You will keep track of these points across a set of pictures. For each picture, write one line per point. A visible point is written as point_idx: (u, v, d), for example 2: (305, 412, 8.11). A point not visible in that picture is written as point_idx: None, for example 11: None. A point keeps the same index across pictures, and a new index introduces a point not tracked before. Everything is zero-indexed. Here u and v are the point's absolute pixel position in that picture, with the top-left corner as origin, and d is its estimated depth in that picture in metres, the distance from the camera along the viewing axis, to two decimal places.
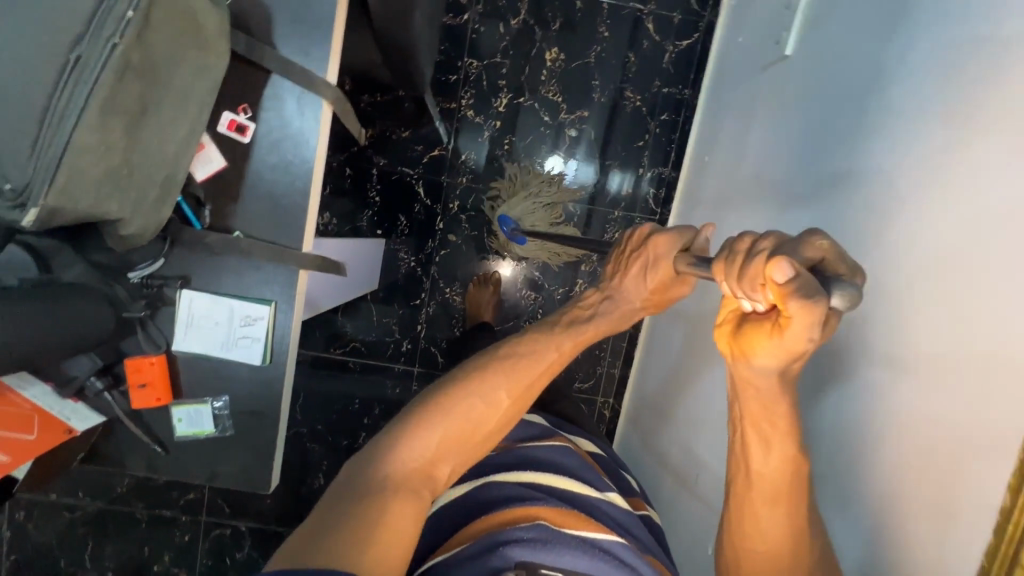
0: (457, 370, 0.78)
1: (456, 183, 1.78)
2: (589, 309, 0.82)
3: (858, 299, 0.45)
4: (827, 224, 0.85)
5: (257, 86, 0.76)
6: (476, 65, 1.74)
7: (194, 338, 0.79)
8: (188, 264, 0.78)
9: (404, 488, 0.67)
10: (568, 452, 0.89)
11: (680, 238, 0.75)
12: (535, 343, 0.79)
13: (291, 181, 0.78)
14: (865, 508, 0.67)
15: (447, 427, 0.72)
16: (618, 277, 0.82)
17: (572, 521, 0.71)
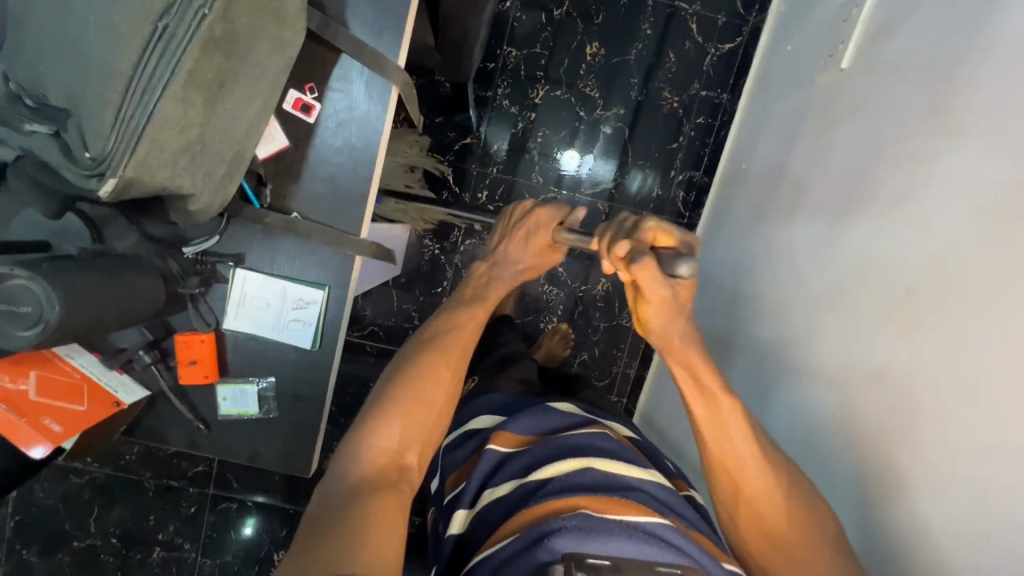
0: (398, 360, 0.83)
1: (485, 172, 1.77)
2: (483, 278, 0.92)
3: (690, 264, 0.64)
4: (884, 255, 0.92)
5: (327, 66, 0.75)
6: (515, 54, 1.71)
7: (245, 318, 0.78)
8: (244, 243, 0.77)
9: (376, 485, 0.70)
10: (606, 434, 0.86)
11: (558, 211, 0.88)
12: (456, 317, 0.87)
13: (353, 166, 0.77)
14: (911, 519, 0.76)
15: (402, 415, 0.76)
16: (502, 244, 0.93)
17: (616, 507, 0.70)
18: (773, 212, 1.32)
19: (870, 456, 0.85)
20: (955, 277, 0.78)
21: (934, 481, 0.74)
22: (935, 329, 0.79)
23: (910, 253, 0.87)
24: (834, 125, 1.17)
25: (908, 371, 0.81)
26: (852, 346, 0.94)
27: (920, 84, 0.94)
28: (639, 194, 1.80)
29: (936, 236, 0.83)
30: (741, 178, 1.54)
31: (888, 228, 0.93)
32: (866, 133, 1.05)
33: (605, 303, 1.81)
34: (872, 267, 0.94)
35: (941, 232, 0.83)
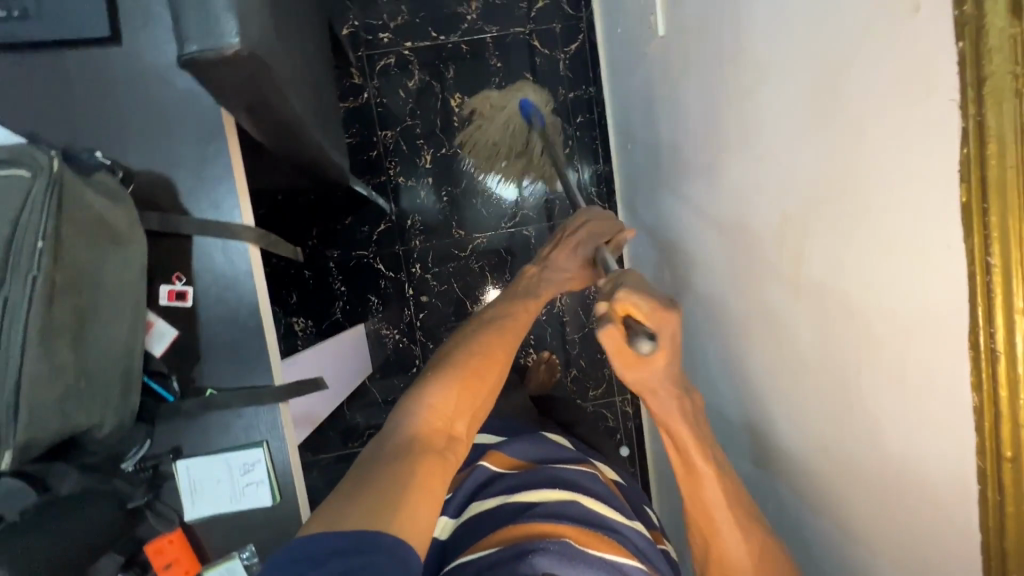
0: (454, 338, 0.91)
1: (411, 247, 1.83)
2: (535, 276, 1.06)
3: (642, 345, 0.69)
4: (749, 173, 0.95)
5: (184, 252, 0.80)
6: (391, 134, 1.79)
7: (202, 501, 0.80)
8: (176, 435, 0.81)
9: (427, 448, 0.72)
10: (593, 475, 0.91)
11: (603, 229, 1.11)
12: (511, 304, 0.98)
13: (243, 325, 0.81)
14: (889, 455, 0.71)
15: (458, 385, 0.81)
16: (555, 251, 1.08)
17: (596, 542, 0.74)
18: (665, 191, 1.37)
19: (818, 373, 0.83)
20: (808, 216, 0.79)
21: (880, 381, 0.70)
22: (808, 230, 0.80)
23: (776, 179, 0.87)
24: (674, 97, 1.23)
25: (810, 312, 0.82)
26: (765, 303, 0.94)
27: (707, 18, 1.03)
28: (557, 206, 1.85)
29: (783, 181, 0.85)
30: (634, 161, 1.59)
31: (743, 179, 0.97)
32: (697, 80, 1.11)
33: (570, 316, 1.83)
34: (746, 224, 0.97)
35: (784, 173, 0.84)
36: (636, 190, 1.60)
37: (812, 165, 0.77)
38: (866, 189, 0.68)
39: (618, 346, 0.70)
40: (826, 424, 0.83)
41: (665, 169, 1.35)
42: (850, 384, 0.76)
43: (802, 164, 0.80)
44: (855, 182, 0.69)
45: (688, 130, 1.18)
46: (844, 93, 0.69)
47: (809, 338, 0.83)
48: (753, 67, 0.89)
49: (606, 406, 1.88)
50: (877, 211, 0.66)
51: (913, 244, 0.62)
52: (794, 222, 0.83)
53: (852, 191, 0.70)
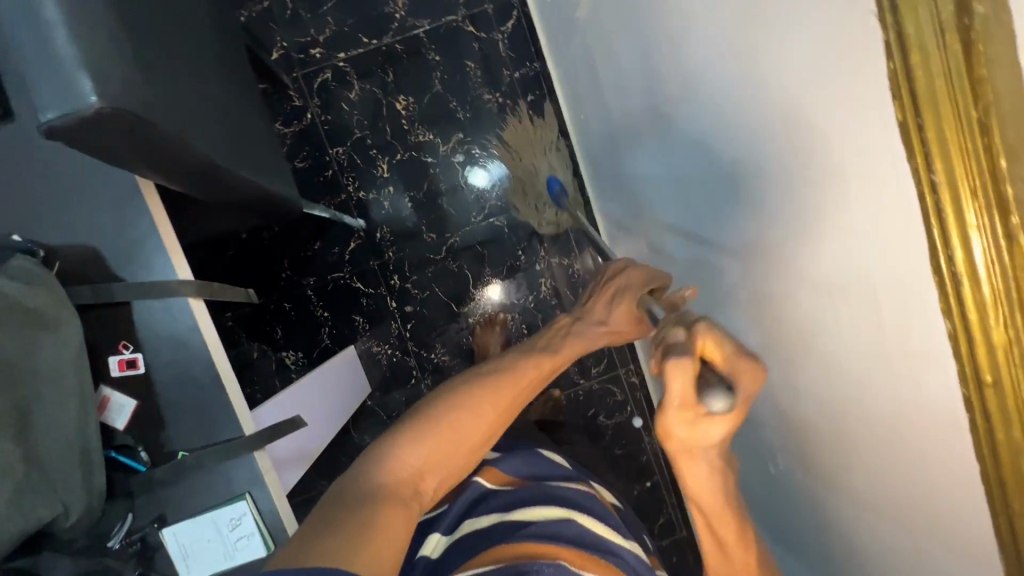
0: (451, 384, 0.91)
1: (385, 261, 1.80)
2: (562, 330, 1.02)
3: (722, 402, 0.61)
4: (699, 130, 0.89)
5: (125, 320, 0.77)
6: (343, 150, 1.75)
7: (196, 564, 0.79)
8: (157, 503, 0.79)
9: (394, 497, 0.75)
10: (590, 494, 0.99)
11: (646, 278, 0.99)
12: (524, 358, 0.95)
13: (201, 382, 0.79)
14: (882, 395, 0.67)
15: (436, 440, 0.83)
16: (591, 303, 1.04)
17: (590, 565, 0.80)
18: (631, 176, 1.31)
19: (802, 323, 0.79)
20: (771, 178, 0.74)
21: (862, 327, 0.67)
22: (768, 192, 0.75)
23: (727, 140, 0.82)
24: (618, 77, 1.18)
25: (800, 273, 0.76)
26: (752, 273, 0.88)
27: None
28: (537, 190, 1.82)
29: (738, 147, 0.79)
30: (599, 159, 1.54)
31: (699, 149, 0.91)
32: (634, 39, 1.04)
33: (557, 298, 1.85)
34: (715, 199, 0.92)
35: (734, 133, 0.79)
36: (604, 178, 1.55)
37: (764, 123, 0.72)
38: (818, 137, 0.62)
39: (682, 394, 0.61)
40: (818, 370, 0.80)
41: (625, 152, 1.30)
42: (852, 345, 0.70)
43: (751, 121, 0.74)
44: (803, 131, 0.64)
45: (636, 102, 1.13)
46: (782, 38, 0.63)
47: (805, 306, 0.77)
48: (685, 16, 0.82)
49: (611, 380, 1.89)
50: (828, 166, 0.62)
51: (874, 195, 0.57)
52: (757, 185, 0.78)
53: (805, 144, 0.65)
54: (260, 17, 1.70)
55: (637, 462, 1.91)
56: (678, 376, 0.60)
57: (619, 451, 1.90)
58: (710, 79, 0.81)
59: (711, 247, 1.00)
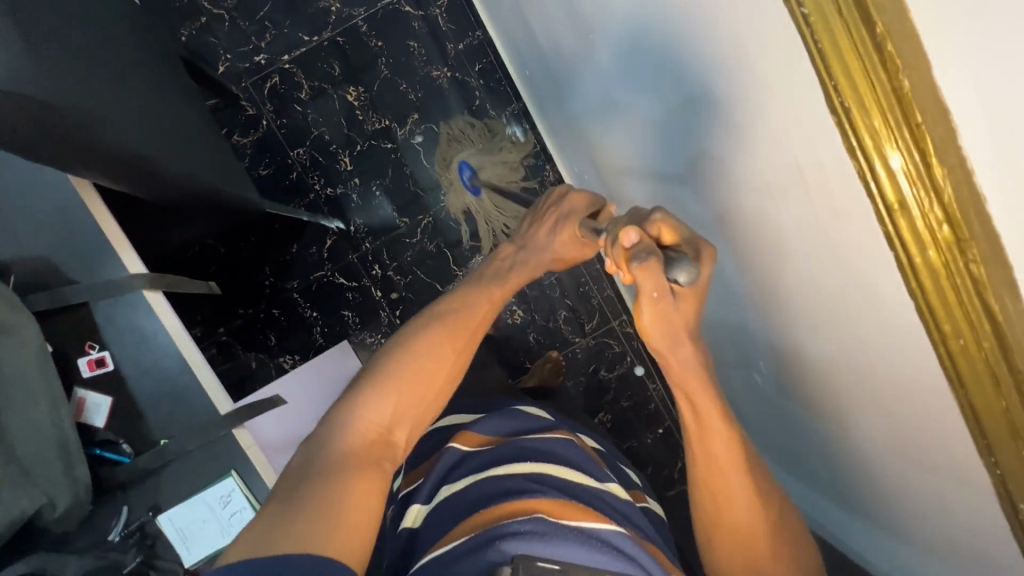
0: (403, 333, 0.91)
1: (363, 252, 1.81)
2: (508, 261, 1.01)
3: (688, 275, 0.69)
4: (637, 27, 0.87)
5: (86, 322, 0.79)
6: (304, 150, 1.77)
7: (197, 545, 0.81)
8: (149, 493, 0.81)
9: (362, 459, 0.75)
10: (568, 441, 0.98)
11: (591, 201, 0.97)
12: (468, 297, 0.95)
13: (170, 370, 0.81)
14: (825, 257, 0.67)
15: (398, 392, 0.82)
16: (534, 229, 1.01)
17: (570, 514, 0.79)
18: (595, 133, 1.33)
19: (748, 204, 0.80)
20: (706, 97, 0.76)
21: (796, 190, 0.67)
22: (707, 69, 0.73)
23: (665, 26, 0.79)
24: (565, 40, 1.20)
25: (744, 184, 0.78)
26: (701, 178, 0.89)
27: None
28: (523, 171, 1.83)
29: (676, 75, 0.82)
30: (558, 120, 1.62)
31: (645, 87, 0.94)
32: None
33: None
34: (666, 132, 0.95)
35: (671, 61, 0.82)
36: (572, 146, 1.58)
37: (692, 43, 0.74)
38: (738, 43, 0.65)
39: (657, 284, 0.69)
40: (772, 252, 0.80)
41: (586, 111, 1.32)
42: (797, 240, 0.72)
43: (677, 20, 0.75)
44: (724, 43, 0.67)
45: (584, 56, 1.15)
46: None
47: (755, 212, 0.79)
48: None
49: (606, 333, 1.90)
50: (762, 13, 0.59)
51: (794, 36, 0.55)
52: (697, 110, 0.81)
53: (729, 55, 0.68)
54: (199, 33, 1.71)
55: (645, 411, 1.91)
56: (647, 272, 0.68)
57: (626, 402, 1.91)
58: (640, 13, 0.84)
59: (669, 173, 1.02)
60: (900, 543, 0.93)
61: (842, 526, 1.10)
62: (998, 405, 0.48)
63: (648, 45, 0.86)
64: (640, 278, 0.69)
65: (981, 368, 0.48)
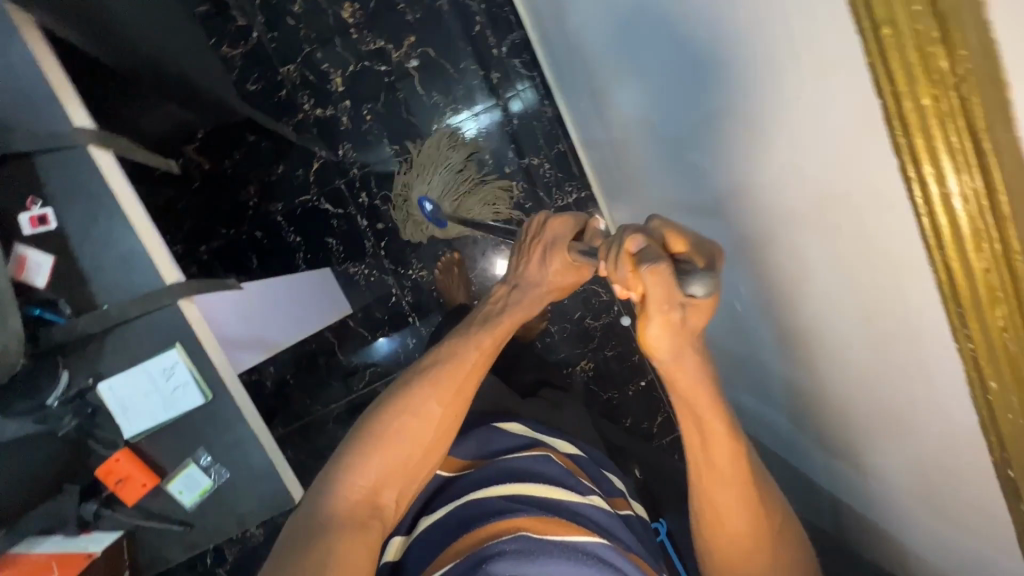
0: (391, 391, 0.87)
1: (351, 179, 1.76)
2: (501, 303, 0.95)
3: (707, 282, 0.60)
4: None
5: (29, 175, 0.75)
6: (294, 68, 1.70)
7: (137, 418, 0.79)
8: (90, 361, 0.78)
9: (348, 524, 0.75)
10: (546, 458, 0.94)
11: (576, 222, 0.91)
12: (462, 344, 0.89)
13: (116, 234, 0.77)
14: (812, 155, 0.61)
15: (382, 457, 0.81)
16: (523, 264, 0.96)
17: (556, 529, 0.76)
18: (624, 129, 1.29)
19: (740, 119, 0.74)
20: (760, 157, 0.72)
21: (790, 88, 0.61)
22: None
23: None
24: (612, 60, 1.15)
25: (800, 253, 0.73)
26: (705, 110, 0.82)
27: None
28: (524, 111, 1.78)
29: (727, 133, 0.78)
30: (561, 53, 1.54)
31: (691, 129, 0.91)
32: None
33: (532, 201, 1.79)
34: (712, 180, 0.91)
35: (719, 115, 0.78)
36: (611, 163, 1.52)
37: (743, 106, 0.71)
38: (792, 120, 0.62)
39: (671, 290, 0.61)
40: (758, 165, 0.74)
41: (628, 133, 1.26)
42: (850, 319, 0.68)
43: None
44: (761, 84, 0.65)
45: (629, 80, 1.12)
46: None
47: (807, 281, 0.75)
48: None
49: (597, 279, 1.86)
50: None
51: None
52: (747, 168, 0.77)
53: (780, 128, 0.65)
54: None
55: (628, 362, 1.88)
56: (661, 276, 0.60)
57: (609, 352, 1.87)
58: None
59: (668, 98, 0.96)
60: (847, 481, 0.92)
61: (804, 466, 1.08)
62: (988, 295, 0.43)
63: (692, 82, 0.83)
64: (650, 287, 0.61)
65: (972, 244, 0.43)
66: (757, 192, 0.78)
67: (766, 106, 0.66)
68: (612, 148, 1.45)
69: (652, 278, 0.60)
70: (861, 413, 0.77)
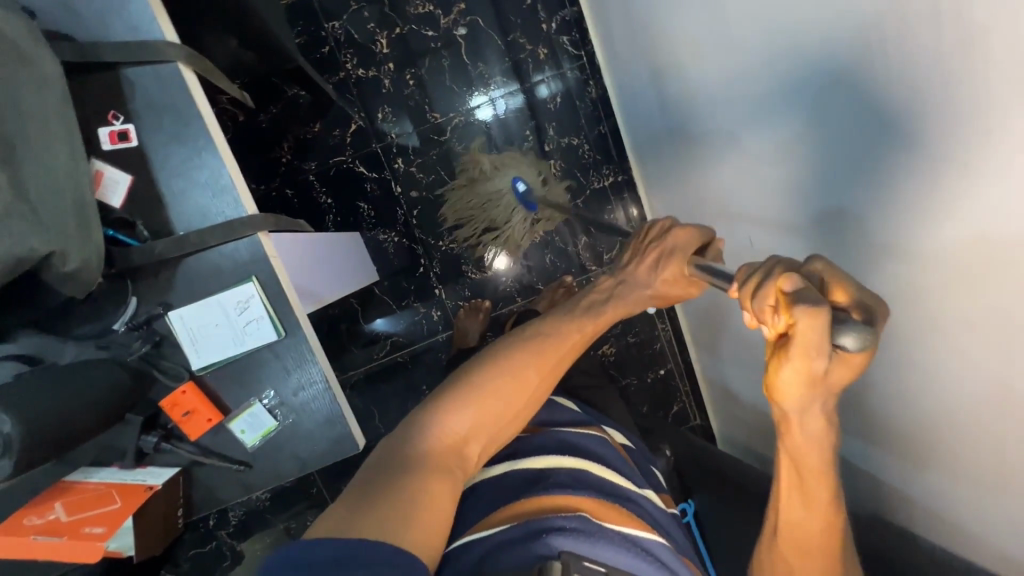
0: (490, 351, 0.82)
1: (388, 143, 1.73)
2: (605, 293, 0.87)
3: (869, 337, 0.45)
4: None
5: (114, 87, 0.72)
6: (339, 24, 1.66)
7: (205, 350, 0.76)
8: (159, 289, 0.75)
9: (436, 467, 0.67)
10: (603, 440, 0.85)
11: (699, 237, 0.80)
12: (563, 322, 0.84)
13: (198, 157, 0.74)
14: (927, 164, 0.60)
15: (478, 406, 0.74)
16: (634, 262, 0.86)
17: (613, 515, 0.68)
18: (680, 116, 1.27)
19: (835, 126, 0.72)
20: (867, 173, 0.69)
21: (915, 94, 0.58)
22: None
23: None
24: (690, 46, 1.09)
25: (891, 272, 0.71)
26: (795, 114, 0.80)
27: None
28: (568, 89, 1.77)
29: (829, 142, 0.74)
30: (617, 31, 1.52)
31: (777, 131, 0.87)
32: None
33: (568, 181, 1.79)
34: (792, 187, 0.88)
35: (825, 131, 0.74)
36: (660, 151, 1.49)
37: (863, 117, 0.67)
38: (931, 141, 0.58)
39: (820, 340, 0.48)
40: (848, 173, 0.73)
41: (687, 119, 1.22)
42: (949, 340, 0.67)
43: None
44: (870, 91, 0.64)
45: (695, 68, 1.10)
46: None
47: (890, 301, 0.73)
48: None
49: None
50: None
51: None
52: (846, 181, 0.74)
53: (910, 146, 0.61)
54: None
55: (650, 350, 1.89)
56: (816, 320, 0.46)
57: (632, 339, 1.88)
58: None
59: (741, 93, 0.94)
60: None
61: None
62: None
63: (781, 80, 0.82)
64: (800, 332, 0.48)
65: None
66: (836, 199, 0.77)
67: (872, 115, 0.64)
68: (661, 132, 1.44)
69: (805, 320, 0.47)
70: (920, 430, 0.77)
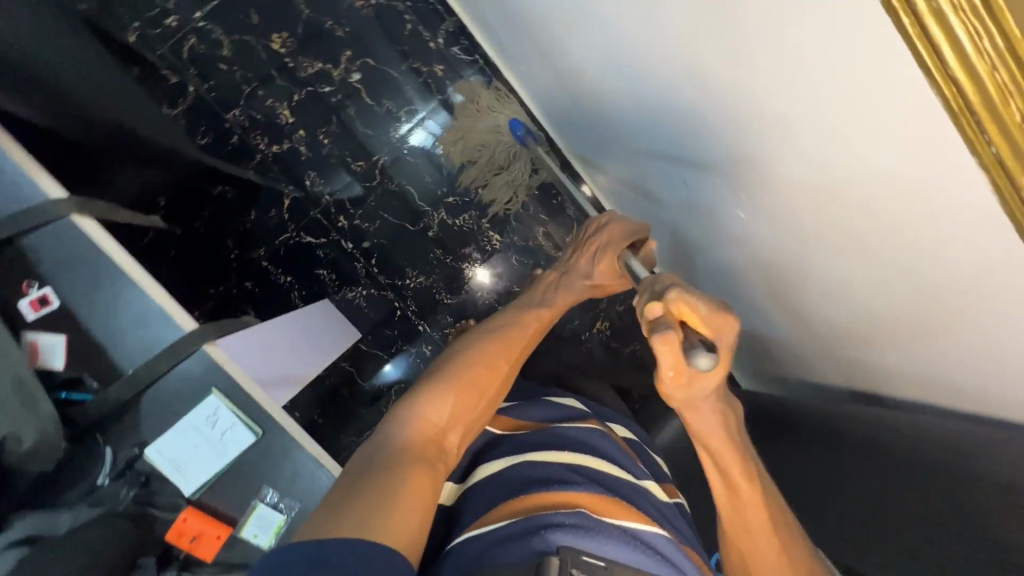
0: (459, 347, 0.87)
1: (324, 205, 1.74)
2: (552, 285, 0.99)
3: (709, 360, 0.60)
4: None
5: (19, 259, 0.73)
6: (238, 111, 1.67)
7: (193, 473, 0.77)
8: (128, 430, 0.76)
9: (418, 455, 0.67)
10: (603, 432, 0.85)
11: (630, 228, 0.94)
12: (523, 316, 0.93)
13: (123, 296, 0.75)
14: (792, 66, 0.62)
15: (455, 395, 0.76)
16: (575, 258, 1.00)
17: (612, 509, 0.67)
18: (579, 87, 1.28)
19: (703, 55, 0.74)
20: (747, 90, 0.71)
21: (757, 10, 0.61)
22: None
23: None
24: (566, 26, 1.10)
25: (801, 169, 0.72)
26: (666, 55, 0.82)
27: None
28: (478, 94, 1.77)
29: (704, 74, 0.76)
30: (497, 23, 1.52)
31: (675, 93, 0.87)
32: None
33: (508, 179, 1.79)
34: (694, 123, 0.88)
35: (697, 64, 0.76)
36: (577, 126, 1.51)
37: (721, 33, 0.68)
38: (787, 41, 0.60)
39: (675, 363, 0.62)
40: (728, 93, 0.74)
41: (587, 89, 1.23)
42: (877, 225, 0.67)
43: None
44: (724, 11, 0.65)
45: (575, 40, 1.10)
46: None
47: (833, 223, 0.74)
48: None
49: None
50: None
51: None
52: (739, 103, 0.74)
53: (799, 77, 0.62)
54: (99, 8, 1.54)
55: None
56: (668, 349, 0.61)
57: None
58: None
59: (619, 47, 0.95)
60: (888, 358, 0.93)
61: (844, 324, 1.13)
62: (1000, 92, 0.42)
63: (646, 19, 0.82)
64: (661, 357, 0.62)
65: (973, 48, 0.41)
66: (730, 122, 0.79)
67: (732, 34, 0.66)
68: (571, 105, 1.43)
69: (661, 347, 0.61)
70: (909, 324, 0.75)
